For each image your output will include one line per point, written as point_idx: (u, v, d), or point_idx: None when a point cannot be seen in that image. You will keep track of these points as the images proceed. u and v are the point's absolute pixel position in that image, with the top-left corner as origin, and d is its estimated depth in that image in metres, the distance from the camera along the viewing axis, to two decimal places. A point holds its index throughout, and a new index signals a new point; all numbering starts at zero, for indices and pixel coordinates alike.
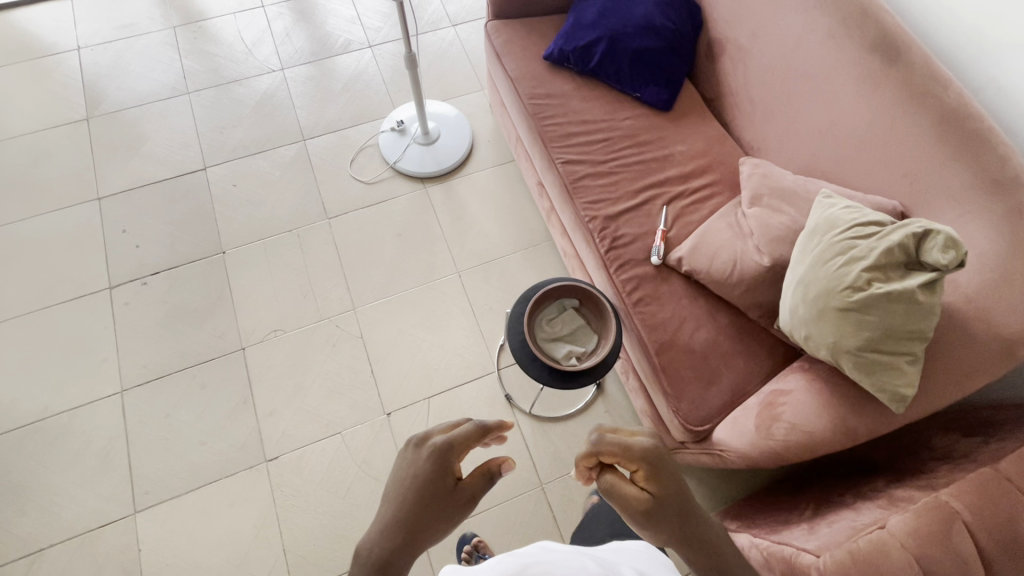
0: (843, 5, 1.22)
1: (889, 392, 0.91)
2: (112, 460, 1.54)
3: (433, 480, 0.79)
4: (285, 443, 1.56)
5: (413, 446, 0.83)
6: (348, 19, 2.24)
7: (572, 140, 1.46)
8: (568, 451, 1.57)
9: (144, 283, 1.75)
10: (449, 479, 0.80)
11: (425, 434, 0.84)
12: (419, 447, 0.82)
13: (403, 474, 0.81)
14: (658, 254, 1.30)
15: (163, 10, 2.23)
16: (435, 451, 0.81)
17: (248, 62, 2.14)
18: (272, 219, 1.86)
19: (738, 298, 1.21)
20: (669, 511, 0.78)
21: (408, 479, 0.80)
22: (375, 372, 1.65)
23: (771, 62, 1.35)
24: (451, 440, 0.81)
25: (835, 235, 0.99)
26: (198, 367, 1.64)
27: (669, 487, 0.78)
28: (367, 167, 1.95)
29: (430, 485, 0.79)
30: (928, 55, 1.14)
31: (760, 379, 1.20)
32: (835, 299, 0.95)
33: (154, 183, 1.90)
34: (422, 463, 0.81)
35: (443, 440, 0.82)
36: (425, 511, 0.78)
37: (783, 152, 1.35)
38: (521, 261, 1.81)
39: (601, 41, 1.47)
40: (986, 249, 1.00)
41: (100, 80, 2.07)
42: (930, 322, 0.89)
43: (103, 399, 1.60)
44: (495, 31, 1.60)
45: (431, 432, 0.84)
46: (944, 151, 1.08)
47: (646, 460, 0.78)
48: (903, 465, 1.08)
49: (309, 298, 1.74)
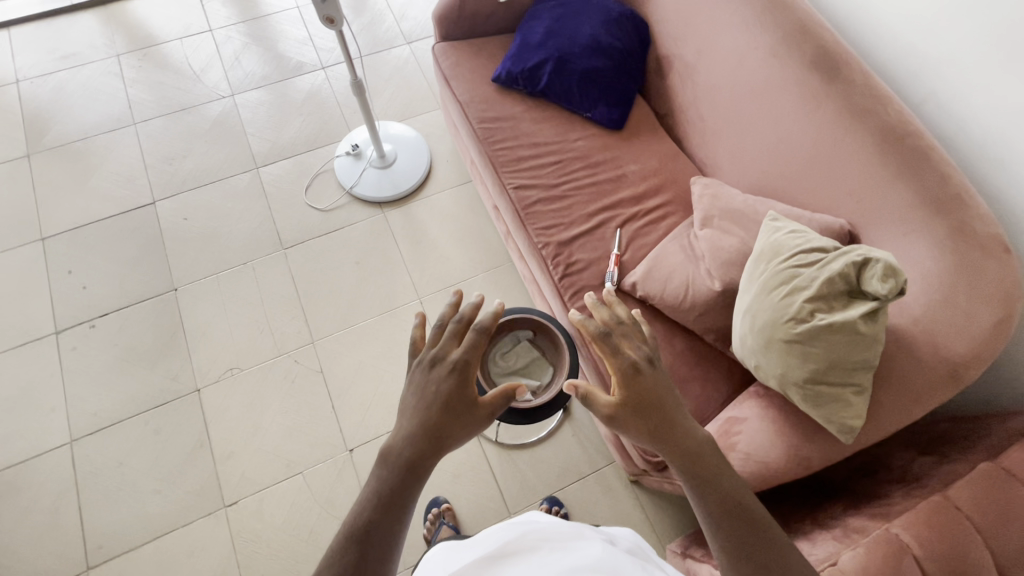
0: (783, 23, 1.21)
1: (837, 424, 0.91)
2: (62, 515, 1.47)
3: (453, 392, 0.79)
4: (244, 486, 1.51)
5: (427, 363, 0.82)
6: (299, 40, 2.19)
7: (524, 164, 1.44)
8: (536, 478, 1.54)
9: (92, 325, 1.69)
10: (469, 392, 0.80)
11: (438, 350, 0.82)
12: (435, 365, 0.81)
13: (423, 388, 0.80)
14: (612, 280, 1.28)
15: (106, 38, 2.16)
16: (454, 367, 0.80)
17: (196, 88, 2.08)
18: (225, 252, 1.80)
19: (692, 323, 1.19)
20: (646, 416, 0.79)
21: (429, 393, 0.80)
22: (337, 407, 1.61)
23: (717, 79, 1.33)
24: (468, 355, 0.81)
25: (780, 263, 0.98)
26: (152, 412, 1.59)
27: (645, 392, 0.80)
28: (323, 194, 1.91)
29: (450, 398, 0.79)
30: (868, 73, 1.13)
31: (719, 403, 1.18)
32: (780, 330, 0.94)
33: (100, 220, 1.84)
34: (441, 380, 0.80)
35: (458, 355, 0.81)
36: (444, 419, 0.78)
37: (733, 170, 1.33)
38: (484, 284, 1.78)
39: (548, 62, 1.45)
40: (930, 269, 0.99)
41: (42, 114, 2.00)
42: (874, 352, 0.89)
43: (50, 450, 1.53)
44: (442, 54, 1.57)
45: (444, 347, 0.82)
46: (888, 169, 1.07)
47: (620, 368, 0.80)
48: (861, 487, 1.07)
49: (267, 333, 1.70)
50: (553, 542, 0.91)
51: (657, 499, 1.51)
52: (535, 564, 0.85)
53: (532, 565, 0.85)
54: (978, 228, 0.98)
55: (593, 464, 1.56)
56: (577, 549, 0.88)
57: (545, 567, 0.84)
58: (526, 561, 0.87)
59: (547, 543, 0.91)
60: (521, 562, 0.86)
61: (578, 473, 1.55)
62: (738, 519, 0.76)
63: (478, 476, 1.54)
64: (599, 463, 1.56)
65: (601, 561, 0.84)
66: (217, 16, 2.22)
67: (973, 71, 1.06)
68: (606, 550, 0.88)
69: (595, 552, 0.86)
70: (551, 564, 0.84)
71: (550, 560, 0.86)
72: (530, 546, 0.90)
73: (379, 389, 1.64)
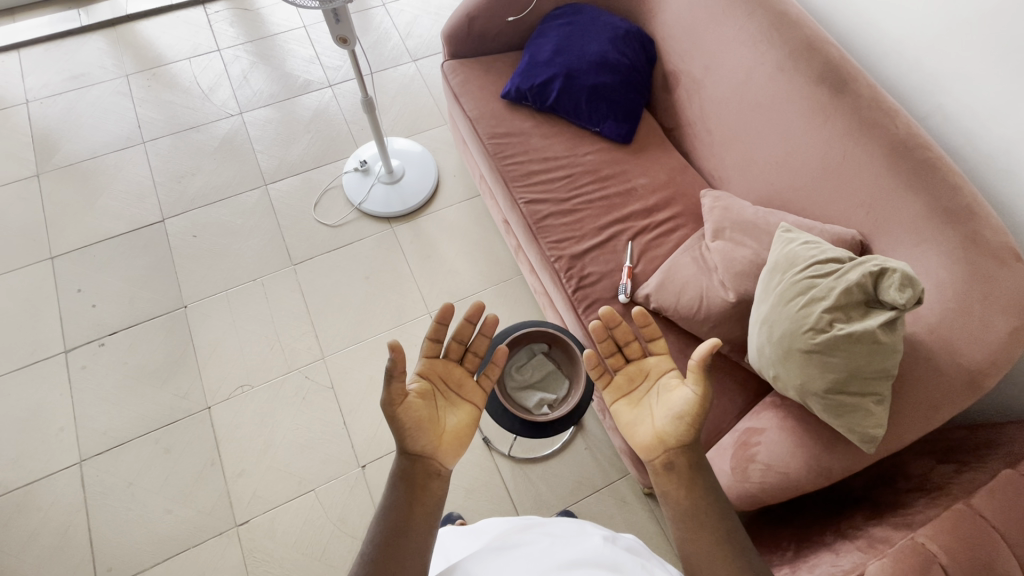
0: (790, 38, 1.23)
1: (858, 434, 0.91)
2: (71, 538, 1.45)
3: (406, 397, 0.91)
4: (255, 505, 1.50)
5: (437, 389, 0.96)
6: (307, 58, 2.22)
7: (534, 178, 1.46)
8: (551, 492, 1.53)
9: (101, 344, 1.68)
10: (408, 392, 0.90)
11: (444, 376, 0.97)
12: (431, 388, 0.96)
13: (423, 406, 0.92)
14: (625, 293, 1.29)
15: (115, 59, 2.18)
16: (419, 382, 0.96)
17: (205, 107, 2.10)
18: (235, 268, 1.81)
19: (707, 334, 1.20)
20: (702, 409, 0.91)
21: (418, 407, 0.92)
22: (348, 423, 1.60)
23: (724, 93, 1.35)
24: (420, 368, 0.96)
25: (796, 274, 0.99)
26: (162, 431, 1.58)
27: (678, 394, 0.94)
28: (332, 210, 1.92)
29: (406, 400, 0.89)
30: (874, 86, 1.15)
31: (735, 414, 1.19)
32: (799, 341, 0.94)
33: (108, 238, 1.83)
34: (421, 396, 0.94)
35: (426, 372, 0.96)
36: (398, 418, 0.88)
37: (743, 182, 1.35)
38: (493, 297, 1.79)
39: (557, 79, 1.48)
40: (945, 279, 1.00)
41: (51, 134, 2.02)
42: (893, 361, 0.89)
43: (60, 470, 1.52)
44: (451, 72, 1.60)
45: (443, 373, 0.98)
46: (897, 180, 1.09)
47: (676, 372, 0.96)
48: (880, 497, 1.07)
49: (277, 349, 1.70)
50: (555, 537, 0.92)
51: None
52: (535, 553, 0.87)
53: (529, 555, 0.87)
54: (989, 238, 1.00)
55: (607, 477, 1.55)
56: (586, 544, 0.89)
57: (545, 558, 0.86)
58: (526, 549, 0.88)
59: (548, 536, 0.92)
60: (519, 550, 0.88)
61: (592, 486, 1.54)
62: (707, 518, 0.82)
63: (491, 490, 1.53)
64: (613, 477, 1.55)
65: (600, 556, 0.86)
66: (225, 36, 2.25)
67: (977, 85, 1.09)
68: (604, 545, 0.89)
69: (595, 548, 0.88)
70: (551, 556, 0.86)
71: (550, 552, 0.87)
72: (530, 537, 0.92)
73: None
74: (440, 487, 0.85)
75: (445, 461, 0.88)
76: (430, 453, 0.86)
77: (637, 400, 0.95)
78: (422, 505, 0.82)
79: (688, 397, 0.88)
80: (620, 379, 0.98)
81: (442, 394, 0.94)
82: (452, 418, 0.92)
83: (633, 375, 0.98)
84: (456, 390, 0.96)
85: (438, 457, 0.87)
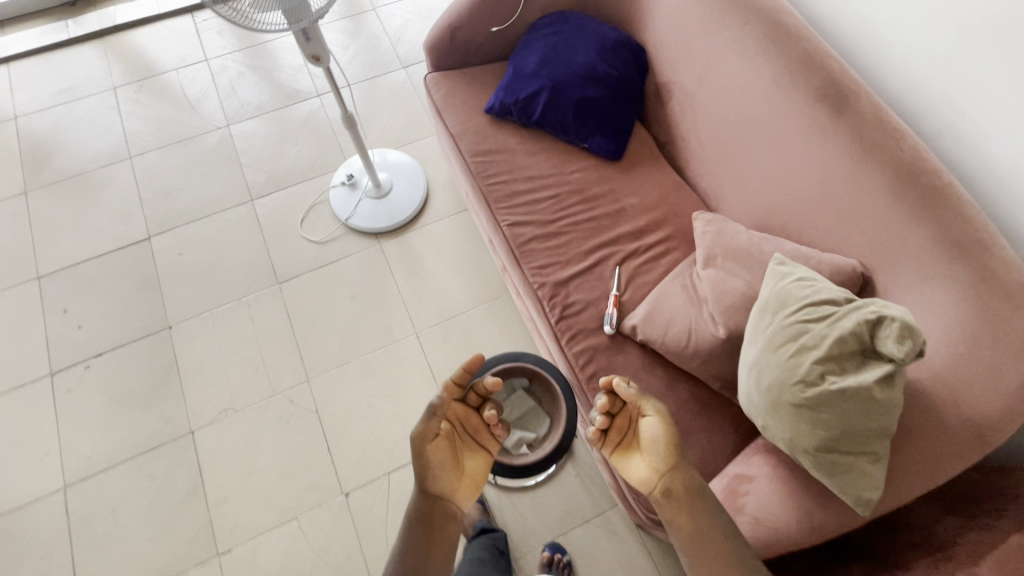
0: (787, 50, 1.13)
1: (853, 496, 0.83)
2: (55, 565, 1.44)
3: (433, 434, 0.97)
4: (237, 533, 1.48)
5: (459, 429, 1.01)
6: (295, 67, 2.17)
7: (518, 199, 1.39)
8: (539, 522, 1.48)
9: (87, 366, 1.67)
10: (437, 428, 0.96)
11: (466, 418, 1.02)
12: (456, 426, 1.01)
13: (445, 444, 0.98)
14: (611, 323, 1.22)
15: (103, 71, 2.15)
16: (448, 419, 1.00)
17: (192, 119, 2.07)
18: (221, 287, 1.78)
19: (696, 370, 1.13)
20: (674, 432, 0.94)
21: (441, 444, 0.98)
22: (332, 449, 1.57)
23: (717, 109, 1.26)
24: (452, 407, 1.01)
25: (787, 316, 0.91)
26: (146, 456, 1.56)
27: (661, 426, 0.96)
28: (319, 225, 1.88)
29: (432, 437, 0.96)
30: (878, 104, 1.06)
31: (726, 455, 1.12)
32: (788, 393, 0.86)
33: (95, 257, 1.82)
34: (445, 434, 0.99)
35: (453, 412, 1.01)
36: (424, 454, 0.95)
37: (738, 202, 1.27)
38: (482, 316, 1.74)
39: (542, 92, 1.40)
40: (952, 320, 0.92)
41: (39, 150, 2.00)
42: (892, 418, 0.81)
43: (45, 496, 1.51)
44: (434, 85, 1.53)
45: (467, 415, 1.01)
46: (902, 209, 1.00)
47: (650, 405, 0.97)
48: (879, 551, 0.99)
49: (261, 371, 1.66)
50: None
51: (664, 545, 1.45)
52: None
53: None
54: (1002, 276, 0.90)
55: (597, 507, 1.50)
56: None
57: None
58: None
59: None
60: None
61: (581, 516, 1.49)
62: (711, 541, 0.85)
63: None
64: (604, 507, 1.50)
65: None
66: (213, 45, 2.21)
67: (990, 103, 0.99)
68: None
69: None
70: None
71: None
72: None
73: (374, 430, 1.59)
74: (455, 528, 0.93)
75: (460, 504, 0.95)
76: (447, 496, 0.93)
77: (628, 446, 0.96)
78: (438, 547, 0.90)
79: (654, 428, 0.92)
80: (606, 429, 0.97)
81: (462, 437, 0.99)
82: (469, 461, 0.98)
83: (620, 426, 0.96)
84: (475, 435, 1.00)
85: (455, 499, 0.95)
